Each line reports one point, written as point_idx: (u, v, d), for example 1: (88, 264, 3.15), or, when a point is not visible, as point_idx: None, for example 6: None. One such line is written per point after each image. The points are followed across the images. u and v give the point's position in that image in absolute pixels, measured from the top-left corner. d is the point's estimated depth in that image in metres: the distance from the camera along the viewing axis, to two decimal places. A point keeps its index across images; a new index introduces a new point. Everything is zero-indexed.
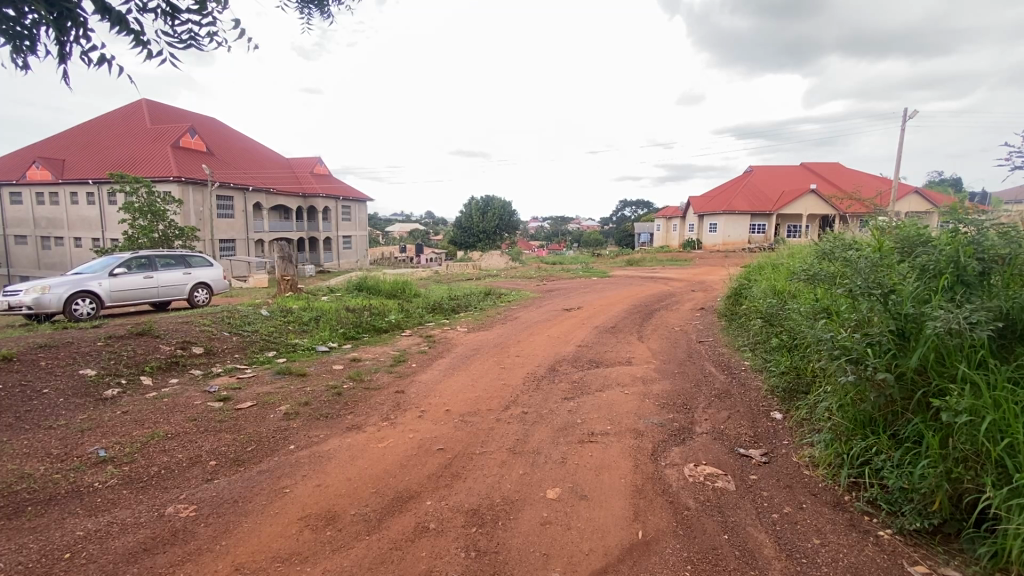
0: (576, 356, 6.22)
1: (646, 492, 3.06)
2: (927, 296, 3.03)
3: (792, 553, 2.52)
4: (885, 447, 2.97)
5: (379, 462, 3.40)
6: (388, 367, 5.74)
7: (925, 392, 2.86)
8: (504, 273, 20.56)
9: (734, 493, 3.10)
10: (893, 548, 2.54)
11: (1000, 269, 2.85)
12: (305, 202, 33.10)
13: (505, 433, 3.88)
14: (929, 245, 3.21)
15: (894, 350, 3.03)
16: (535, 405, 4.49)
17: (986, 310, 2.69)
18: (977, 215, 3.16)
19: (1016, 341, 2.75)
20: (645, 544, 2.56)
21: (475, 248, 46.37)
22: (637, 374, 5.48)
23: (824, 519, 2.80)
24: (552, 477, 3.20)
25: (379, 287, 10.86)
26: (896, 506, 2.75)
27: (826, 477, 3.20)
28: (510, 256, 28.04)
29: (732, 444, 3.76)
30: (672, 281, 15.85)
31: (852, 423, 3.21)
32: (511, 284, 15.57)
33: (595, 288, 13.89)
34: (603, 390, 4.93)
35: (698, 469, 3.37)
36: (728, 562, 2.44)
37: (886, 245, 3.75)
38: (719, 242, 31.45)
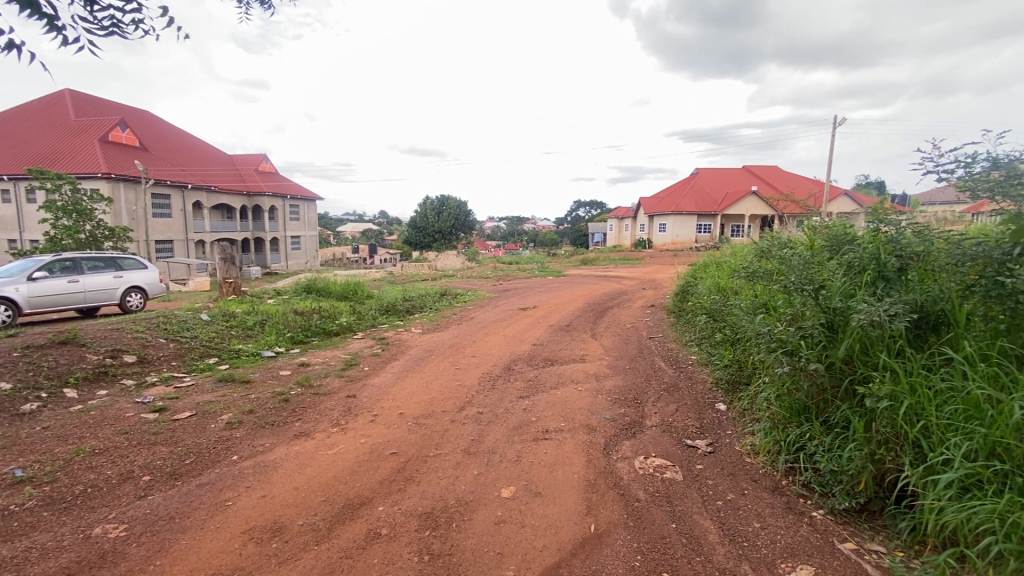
0: (531, 355, 6.27)
1: (599, 486, 3.12)
2: (853, 290, 3.26)
3: (735, 538, 2.64)
4: (818, 433, 3.15)
5: (328, 470, 3.30)
6: (338, 371, 5.57)
7: (851, 380, 3.06)
8: (460, 272, 20.37)
9: (681, 483, 3.22)
10: (824, 527, 2.71)
11: (915, 265, 3.13)
12: (250, 201, 31.70)
13: (459, 434, 3.86)
14: (854, 245, 3.46)
15: (824, 342, 3.23)
16: (489, 405, 4.49)
17: (904, 303, 2.92)
18: (896, 215, 3.46)
19: (929, 331, 3.01)
20: (597, 537, 2.61)
21: (429, 248, 45.86)
22: (591, 371, 5.58)
23: (764, 504, 2.95)
24: (506, 476, 3.21)
25: (330, 289, 10.55)
26: (827, 488, 2.92)
27: (766, 463, 3.37)
28: (466, 256, 27.88)
29: (680, 436, 3.90)
30: (625, 280, 16.20)
31: (788, 411, 3.40)
32: (466, 284, 15.51)
33: (549, 287, 14.07)
34: (557, 388, 5.00)
35: (648, 461, 3.47)
36: (675, 550, 2.52)
37: (817, 243, 4.02)
38: (669, 242, 32.59)
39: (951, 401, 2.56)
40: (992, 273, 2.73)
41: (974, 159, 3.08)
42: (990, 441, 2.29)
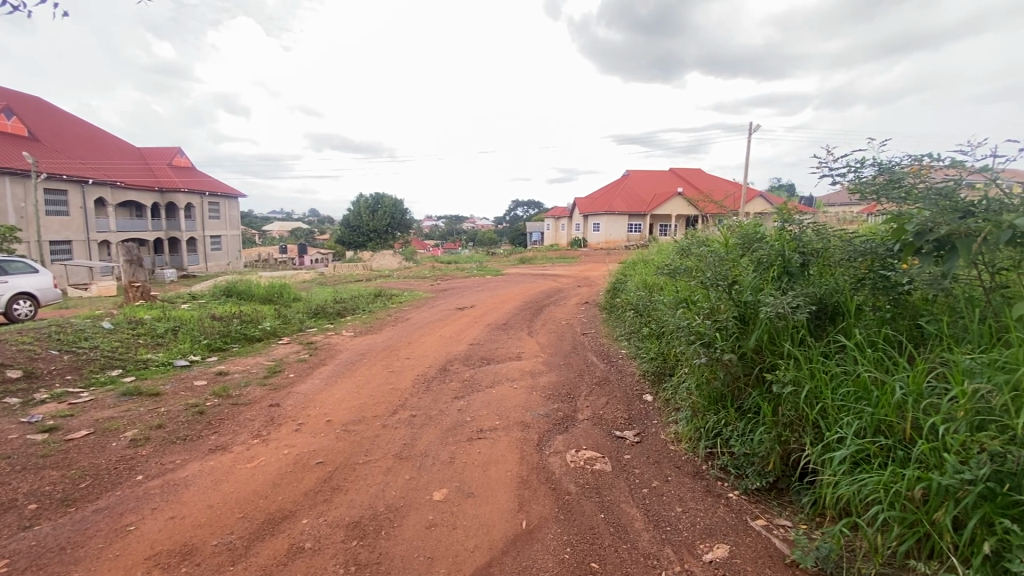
0: (467, 354, 6.23)
1: (531, 482, 3.16)
2: (761, 285, 3.51)
3: (659, 523, 2.76)
4: (733, 419, 3.36)
5: (247, 484, 3.10)
6: (260, 379, 5.26)
7: (761, 368, 3.29)
8: (396, 273, 19.91)
9: (610, 473, 3.32)
10: (738, 506, 2.90)
11: (815, 260, 3.43)
12: (162, 198, 29.27)
13: (391, 439, 3.76)
14: (762, 242, 3.73)
15: (737, 334, 3.45)
16: (423, 407, 4.41)
17: (804, 296, 3.19)
18: (799, 215, 3.77)
19: (827, 321, 3.29)
20: (528, 533, 2.63)
21: (364, 248, 44.49)
22: (527, 368, 5.64)
23: (685, 489, 3.11)
24: (439, 478, 3.17)
25: (253, 292, 9.96)
26: (741, 470, 3.13)
27: (687, 450, 3.55)
28: (403, 256, 27.27)
29: (610, 428, 4.03)
30: (561, 277, 16.56)
31: (707, 400, 3.60)
32: (402, 285, 15.19)
33: (486, 286, 14.14)
34: (492, 386, 5.01)
35: (579, 454, 3.56)
36: (603, 539, 2.60)
37: (731, 241, 4.29)
38: (603, 241, 33.65)
39: (844, 384, 2.81)
40: (878, 269, 3.11)
41: (863, 164, 3.40)
42: (876, 418, 2.52)
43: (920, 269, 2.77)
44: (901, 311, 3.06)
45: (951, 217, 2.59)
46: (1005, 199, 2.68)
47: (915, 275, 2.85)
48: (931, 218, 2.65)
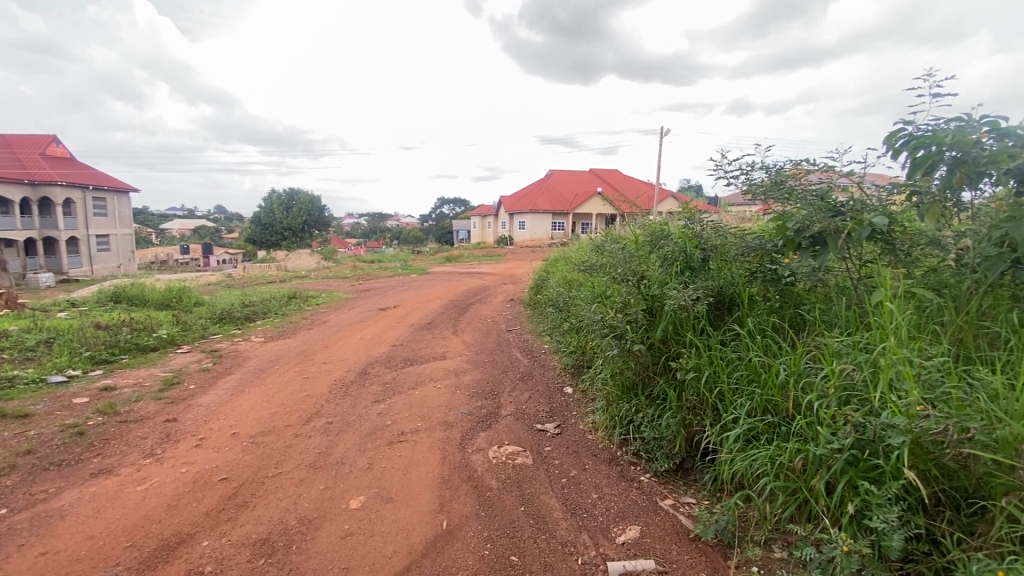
0: (389, 356, 6.07)
1: (452, 481, 3.15)
2: (667, 279, 3.75)
3: (576, 511, 2.86)
4: (644, 406, 3.56)
5: (138, 509, 2.81)
6: (155, 393, 4.79)
7: (667, 357, 3.51)
8: (315, 274, 18.96)
9: (531, 466, 3.40)
10: (649, 488, 3.07)
11: (715, 256, 3.72)
12: (32, 193, 25.72)
13: (305, 448, 3.58)
14: (668, 240, 3.98)
15: (646, 326, 3.65)
16: (340, 413, 4.24)
17: (704, 289, 3.45)
18: (699, 214, 4.06)
19: (724, 311, 3.57)
20: (448, 533, 2.62)
21: (278, 247, 41.92)
22: (450, 367, 5.60)
23: (602, 475, 3.25)
24: (356, 485, 3.07)
25: (147, 297, 9.05)
26: (651, 454, 3.32)
27: (603, 438, 3.71)
28: (321, 255, 26.04)
29: (531, 422, 4.11)
30: (487, 275, 16.67)
31: (621, 389, 3.78)
32: (321, 286, 14.49)
33: (409, 285, 13.93)
34: (414, 387, 4.93)
35: (502, 450, 3.60)
36: (523, 532, 2.65)
37: (641, 238, 4.54)
38: (527, 239, 34.22)
39: (738, 368, 3.07)
40: (766, 263, 3.42)
41: (752, 168, 3.73)
42: (764, 398, 2.78)
43: (800, 263, 3.09)
44: (786, 301, 3.39)
45: (823, 216, 2.92)
46: (866, 201, 3.06)
47: (796, 268, 3.17)
48: (807, 217, 2.98)
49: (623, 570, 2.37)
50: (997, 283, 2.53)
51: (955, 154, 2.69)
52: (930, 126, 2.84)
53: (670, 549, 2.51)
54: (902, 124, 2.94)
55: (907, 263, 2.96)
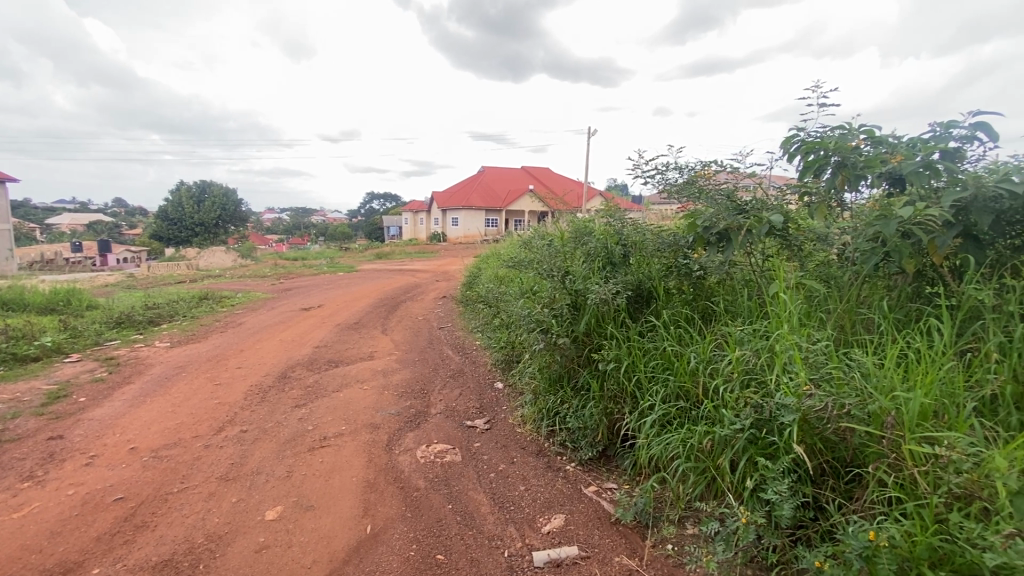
0: (312, 358, 5.79)
1: (378, 484, 3.06)
2: (590, 274, 3.88)
3: (503, 504, 2.90)
4: (569, 398, 3.66)
5: (13, 539, 2.49)
6: (36, 408, 4.26)
7: (590, 349, 3.64)
8: (231, 273, 17.71)
9: (460, 462, 3.39)
10: (574, 477, 3.17)
11: (634, 252, 3.89)
12: None
13: (216, 459, 3.35)
14: (591, 236, 4.12)
15: (570, 320, 3.75)
16: (257, 421, 3.99)
17: (623, 283, 3.60)
18: (620, 212, 4.23)
19: (643, 303, 3.75)
20: (372, 537, 2.55)
21: (188, 244, 38.71)
22: (377, 367, 5.45)
23: (529, 467, 3.30)
24: (274, 495, 2.91)
25: (27, 301, 8.03)
26: (576, 443, 3.42)
27: (531, 431, 3.78)
28: (238, 253, 24.35)
29: (460, 419, 4.10)
30: (419, 272, 16.39)
31: (547, 382, 3.86)
32: (238, 285, 13.54)
33: (336, 283, 13.39)
34: (339, 390, 4.74)
35: (430, 449, 3.56)
36: (450, 529, 2.64)
37: (566, 235, 4.65)
38: (460, 236, 34.00)
39: (655, 357, 3.24)
40: (680, 258, 3.64)
41: (667, 168, 3.94)
42: (677, 385, 2.95)
43: (709, 258, 3.32)
44: (698, 293, 3.61)
45: (727, 214, 3.16)
46: (765, 200, 3.32)
47: (706, 263, 3.40)
48: (714, 215, 3.21)
49: (547, 559, 2.42)
50: (872, 274, 2.84)
51: (838, 158, 2.99)
52: (819, 133, 3.14)
53: (592, 534, 2.61)
54: (795, 130, 3.23)
55: (800, 257, 3.26)
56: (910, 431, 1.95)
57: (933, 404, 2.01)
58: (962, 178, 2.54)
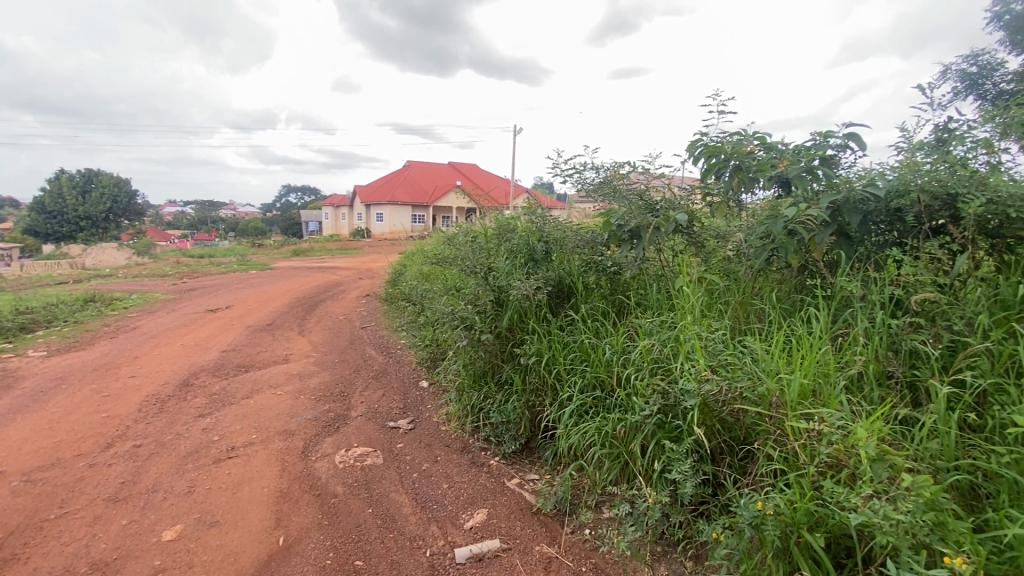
0: (218, 364, 5.37)
1: (291, 494, 2.92)
2: (512, 270, 3.92)
3: (426, 503, 2.87)
4: (493, 393, 3.69)
5: None
6: None
7: (513, 345, 3.69)
8: (126, 272, 16.01)
9: (381, 465, 3.31)
10: (498, 471, 3.21)
11: (554, 248, 4.00)
12: None
13: (104, 479, 3.02)
14: (514, 233, 4.17)
15: (493, 316, 3.77)
16: (153, 434, 3.65)
17: (544, 278, 3.69)
18: (541, 209, 4.32)
19: (564, 298, 3.86)
20: (285, 549, 2.44)
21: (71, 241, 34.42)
22: (294, 371, 5.17)
23: (453, 465, 3.30)
24: (173, 513, 2.68)
25: None
26: (500, 437, 3.45)
27: (456, 428, 3.76)
28: (132, 250, 22.04)
29: (383, 420, 4.00)
30: (342, 269, 15.71)
31: (472, 378, 3.86)
32: (133, 286, 12.21)
33: (249, 282, 12.52)
34: (250, 396, 4.45)
35: (350, 453, 3.44)
36: (369, 534, 2.57)
37: (489, 232, 4.67)
38: (386, 232, 33.06)
39: (574, 350, 3.35)
40: (597, 255, 3.78)
41: (585, 168, 4.08)
42: (594, 376, 3.07)
43: (624, 254, 3.50)
44: (615, 287, 3.77)
45: (638, 213, 3.34)
46: (673, 200, 3.54)
47: (621, 259, 3.57)
48: (626, 214, 3.39)
49: (469, 554, 2.43)
50: (763, 268, 3.12)
51: (735, 162, 3.25)
52: (720, 138, 3.39)
53: (514, 526, 2.66)
54: (699, 134, 3.47)
55: (704, 253, 3.51)
56: (792, 409, 2.17)
57: (812, 384, 2.25)
58: (837, 182, 2.85)
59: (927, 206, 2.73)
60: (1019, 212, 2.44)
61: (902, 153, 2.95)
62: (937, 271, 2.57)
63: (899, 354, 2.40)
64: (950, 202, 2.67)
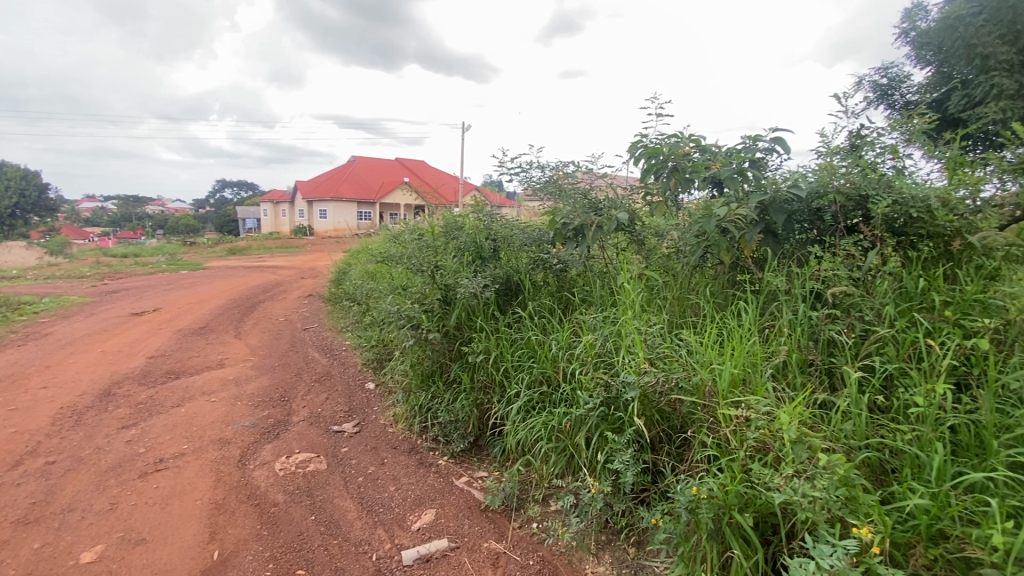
0: (144, 371, 5.02)
1: (227, 505, 2.78)
2: (459, 268, 3.91)
3: (372, 507, 2.82)
4: (440, 392, 3.66)
5: None
6: None
7: (461, 343, 3.68)
8: (36, 273, 14.61)
9: (325, 470, 3.22)
10: (446, 470, 3.19)
11: (501, 246, 4.02)
12: None
13: (12, 500, 2.76)
14: (461, 231, 4.15)
15: (440, 314, 3.73)
16: (70, 449, 3.37)
17: (491, 276, 3.71)
18: (488, 208, 4.33)
19: (511, 295, 3.89)
20: (221, 563, 2.32)
21: None
22: (229, 377, 4.91)
23: (400, 466, 3.25)
24: (93, 533, 2.49)
25: None
26: (448, 436, 3.44)
27: (403, 429, 3.71)
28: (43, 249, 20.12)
29: (327, 425, 3.88)
30: (282, 268, 15.05)
31: (419, 378, 3.81)
32: (42, 289, 11.12)
33: (178, 283, 11.74)
34: (181, 405, 4.19)
35: (291, 459, 3.32)
36: (312, 541, 2.50)
37: (436, 229, 4.62)
38: (330, 230, 31.99)
39: (522, 346, 3.39)
40: (543, 253, 3.84)
41: (531, 167, 4.12)
42: (541, 372, 3.12)
43: (569, 251, 3.57)
44: (561, 284, 3.84)
45: (582, 212, 3.45)
46: (616, 199, 3.65)
47: (566, 256, 3.65)
48: (571, 213, 3.50)
49: (417, 555, 2.42)
50: (699, 264, 3.27)
51: (673, 163, 3.38)
52: (658, 140, 3.51)
53: (462, 524, 2.66)
54: (640, 136, 3.59)
55: (645, 250, 3.64)
56: (723, 397, 2.30)
57: (742, 373, 2.39)
58: (764, 183, 3.04)
59: (842, 206, 2.97)
60: (919, 212, 2.70)
61: (821, 156, 3.18)
62: (851, 267, 2.79)
63: (818, 343, 2.59)
64: (861, 203, 2.92)
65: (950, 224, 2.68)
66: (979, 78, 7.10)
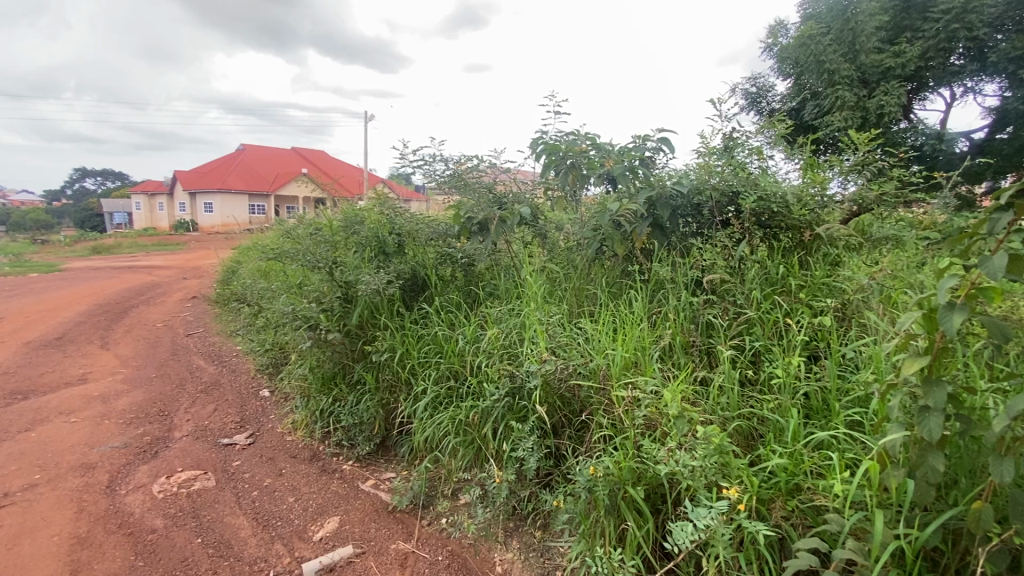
0: None
1: (93, 537, 2.46)
2: (361, 264, 3.78)
3: (268, 521, 2.64)
4: (344, 394, 3.52)
5: None
6: None
7: (364, 342, 3.54)
8: None
9: (213, 487, 2.96)
10: (351, 475, 3.08)
11: (405, 240, 3.94)
12: None
13: None
14: (362, 225, 3.99)
15: (341, 313, 3.56)
16: None
17: (395, 272, 3.62)
18: (390, 201, 4.20)
19: (417, 291, 3.83)
20: None
21: None
22: (94, 393, 4.33)
23: (300, 475, 3.08)
24: None
25: None
26: (353, 439, 3.31)
27: (304, 436, 3.52)
28: None
29: (215, 438, 3.56)
30: (159, 268, 13.49)
31: (321, 381, 3.63)
32: None
33: (23, 288, 10.03)
34: (30, 429, 3.61)
35: (172, 479, 3.00)
36: (199, 566, 2.29)
37: (334, 224, 4.39)
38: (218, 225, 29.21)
39: (428, 342, 3.35)
40: (448, 247, 3.82)
41: (433, 160, 4.06)
42: (447, 367, 3.11)
43: (475, 245, 3.60)
44: (468, 278, 3.84)
45: (486, 206, 3.53)
46: (518, 194, 3.72)
47: (471, 250, 3.66)
48: (475, 207, 3.57)
49: (319, 566, 2.32)
50: (596, 257, 3.44)
51: (571, 160, 3.51)
52: (557, 137, 3.63)
53: (368, 528, 2.59)
54: (540, 133, 3.68)
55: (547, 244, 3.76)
56: (617, 380, 2.45)
57: (633, 357, 2.56)
58: (652, 181, 3.27)
59: (718, 202, 3.28)
60: (779, 207, 3.08)
61: (700, 155, 3.47)
62: (726, 256, 3.10)
63: (699, 326, 2.84)
64: (733, 198, 3.26)
65: (803, 217, 3.09)
66: (825, 90, 8.21)
